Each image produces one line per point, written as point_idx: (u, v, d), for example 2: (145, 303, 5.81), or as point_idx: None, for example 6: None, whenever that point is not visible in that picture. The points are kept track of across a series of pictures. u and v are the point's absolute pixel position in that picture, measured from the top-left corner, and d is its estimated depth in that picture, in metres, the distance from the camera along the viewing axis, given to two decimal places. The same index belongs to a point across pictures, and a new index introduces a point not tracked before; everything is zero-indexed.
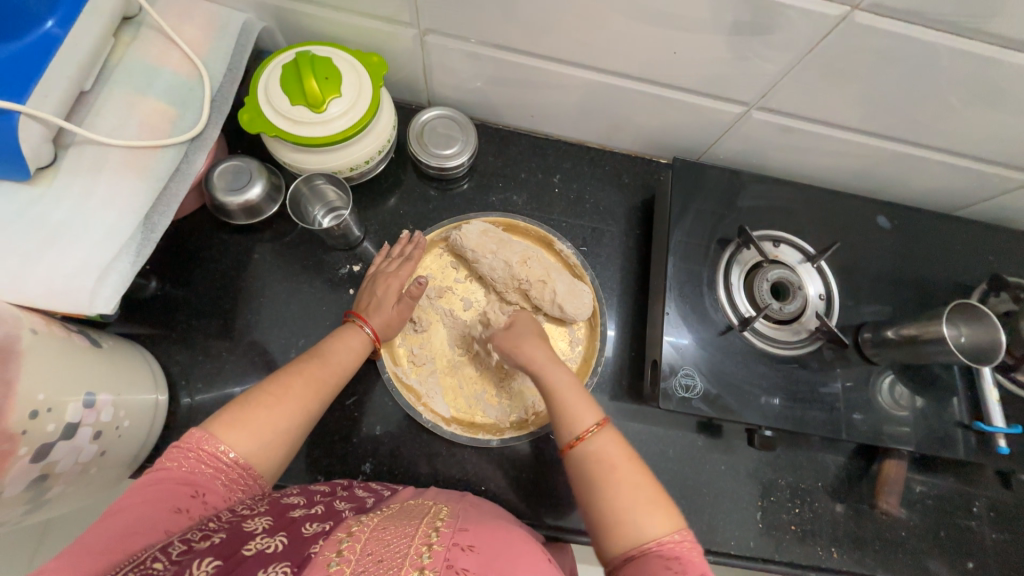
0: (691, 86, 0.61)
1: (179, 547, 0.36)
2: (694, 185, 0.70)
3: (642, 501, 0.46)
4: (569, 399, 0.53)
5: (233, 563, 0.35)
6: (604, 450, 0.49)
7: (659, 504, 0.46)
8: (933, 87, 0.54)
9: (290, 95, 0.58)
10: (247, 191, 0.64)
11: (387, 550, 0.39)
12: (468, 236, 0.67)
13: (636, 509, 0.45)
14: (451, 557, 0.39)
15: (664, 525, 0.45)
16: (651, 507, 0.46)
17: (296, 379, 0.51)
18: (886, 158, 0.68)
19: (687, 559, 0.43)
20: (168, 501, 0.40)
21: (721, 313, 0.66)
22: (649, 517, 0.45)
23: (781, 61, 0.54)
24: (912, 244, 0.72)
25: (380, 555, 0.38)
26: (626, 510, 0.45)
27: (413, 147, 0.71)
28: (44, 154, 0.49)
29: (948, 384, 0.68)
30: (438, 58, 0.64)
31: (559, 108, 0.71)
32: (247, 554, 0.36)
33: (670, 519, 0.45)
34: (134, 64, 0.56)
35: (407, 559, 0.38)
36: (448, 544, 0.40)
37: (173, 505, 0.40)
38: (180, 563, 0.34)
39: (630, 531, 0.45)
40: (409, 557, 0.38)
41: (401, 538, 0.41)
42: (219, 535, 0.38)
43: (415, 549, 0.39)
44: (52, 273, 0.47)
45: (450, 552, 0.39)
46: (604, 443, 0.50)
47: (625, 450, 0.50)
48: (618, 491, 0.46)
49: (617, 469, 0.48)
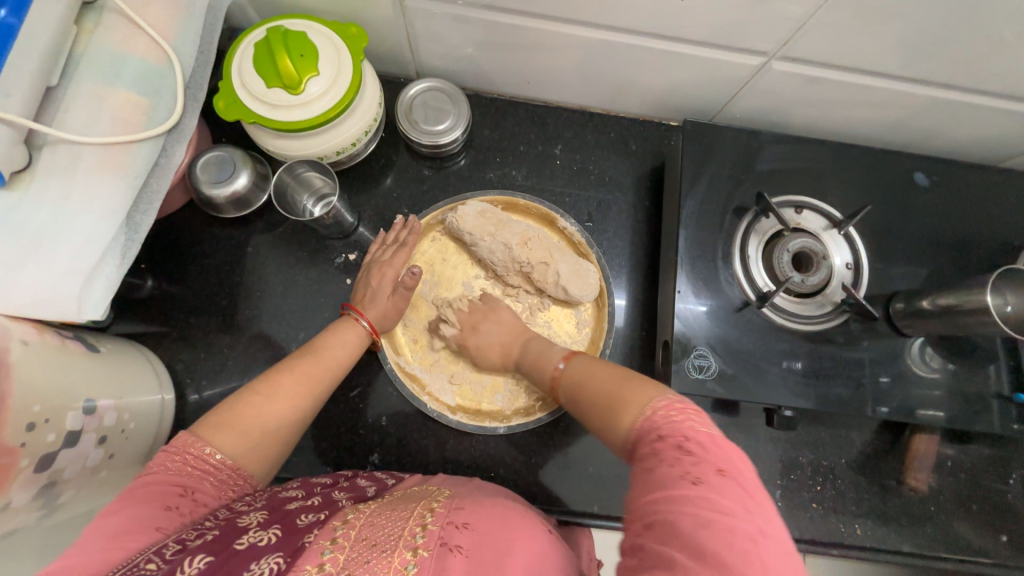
0: (703, 36, 0.55)
1: (174, 546, 0.36)
2: (707, 148, 0.64)
3: (606, 406, 0.44)
4: (541, 352, 0.58)
5: (225, 557, 0.35)
6: (574, 374, 0.51)
7: (621, 397, 0.43)
8: (986, 20, 0.47)
9: (265, 77, 0.54)
10: (234, 181, 0.62)
11: (381, 535, 0.39)
12: (464, 219, 0.63)
13: (604, 416, 0.44)
14: (444, 536, 0.39)
15: (632, 410, 0.41)
16: (619, 399, 0.43)
17: (287, 375, 0.50)
18: (926, 106, 0.60)
19: (661, 436, 0.38)
20: (157, 500, 0.39)
21: (737, 288, 0.62)
22: (615, 416, 0.42)
23: (805, 1, 0.47)
24: (953, 200, 0.65)
25: (374, 539, 0.39)
26: (600, 413, 0.45)
27: (402, 125, 0.66)
28: (17, 158, 0.47)
29: (989, 353, 0.62)
30: (422, 24, 0.59)
31: (557, 72, 0.66)
32: (239, 548, 0.36)
33: (633, 398, 0.42)
34: (99, 53, 0.53)
35: (399, 542, 0.39)
36: (443, 523, 0.41)
37: (163, 504, 0.39)
38: (175, 562, 0.34)
39: (610, 435, 0.43)
40: (402, 539, 0.39)
41: (396, 522, 0.41)
42: (214, 531, 0.38)
43: (408, 531, 0.40)
44: (38, 277, 0.46)
45: (445, 530, 0.40)
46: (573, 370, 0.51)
47: (598, 366, 0.49)
48: (591, 408, 0.46)
49: (585, 389, 0.48)
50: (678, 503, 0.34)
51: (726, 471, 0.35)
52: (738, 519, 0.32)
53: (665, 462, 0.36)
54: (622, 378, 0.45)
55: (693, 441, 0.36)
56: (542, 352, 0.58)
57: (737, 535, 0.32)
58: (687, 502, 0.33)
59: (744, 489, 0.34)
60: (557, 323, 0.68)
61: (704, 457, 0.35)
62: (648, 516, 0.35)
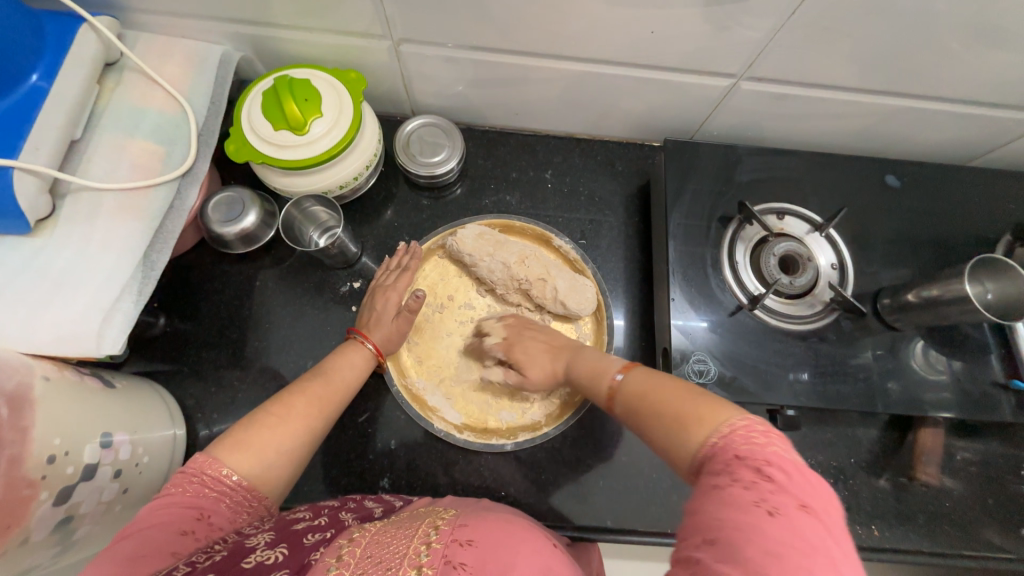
0: (676, 63, 0.60)
1: (184, 568, 0.37)
2: (688, 164, 0.68)
3: (675, 418, 0.40)
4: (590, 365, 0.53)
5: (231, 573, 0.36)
6: (634, 388, 0.46)
7: (692, 410, 0.40)
8: (930, 35, 0.51)
9: (272, 121, 0.58)
10: (242, 220, 0.65)
11: (386, 552, 0.40)
12: (464, 241, 0.66)
13: (670, 430, 0.40)
14: (448, 553, 0.40)
15: (703, 427, 0.38)
16: (689, 418, 0.39)
17: (299, 398, 0.51)
18: (889, 114, 0.65)
19: (739, 458, 0.34)
20: (175, 523, 0.41)
21: (728, 294, 0.64)
22: (684, 430, 0.39)
23: (763, 28, 0.52)
24: (926, 201, 0.69)
25: (380, 557, 0.39)
26: (665, 433, 0.41)
27: (400, 158, 0.70)
28: (42, 206, 0.50)
29: (980, 344, 0.64)
30: (416, 67, 0.64)
31: (544, 103, 0.70)
32: (246, 566, 0.37)
33: (704, 418, 0.39)
34: (120, 108, 0.58)
35: (405, 560, 0.39)
36: (447, 541, 0.41)
37: (179, 527, 0.41)
38: None
39: (677, 450, 0.39)
40: (407, 557, 0.39)
41: (401, 540, 0.42)
42: (223, 553, 0.39)
43: (414, 549, 0.40)
44: (58, 320, 0.48)
45: (449, 547, 0.40)
46: (633, 381, 0.47)
47: (660, 378, 0.46)
48: (655, 420, 0.42)
49: (647, 399, 0.44)
50: (751, 529, 0.31)
51: (809, 509, 0.32)
52: (816, 555, 0.30)
53: (740, 485, 0.33)
54: (691, 394, 0.42)
55: (773, 467, 0.33)
56: (597, 360, 0.53)
57: (811, 570, 0.29)
58: (758, 530, 0.30)
59: (825, 531, 0.31)
60: None
61: (785, 487, 0.32)
62: (710, 534, 0.32)
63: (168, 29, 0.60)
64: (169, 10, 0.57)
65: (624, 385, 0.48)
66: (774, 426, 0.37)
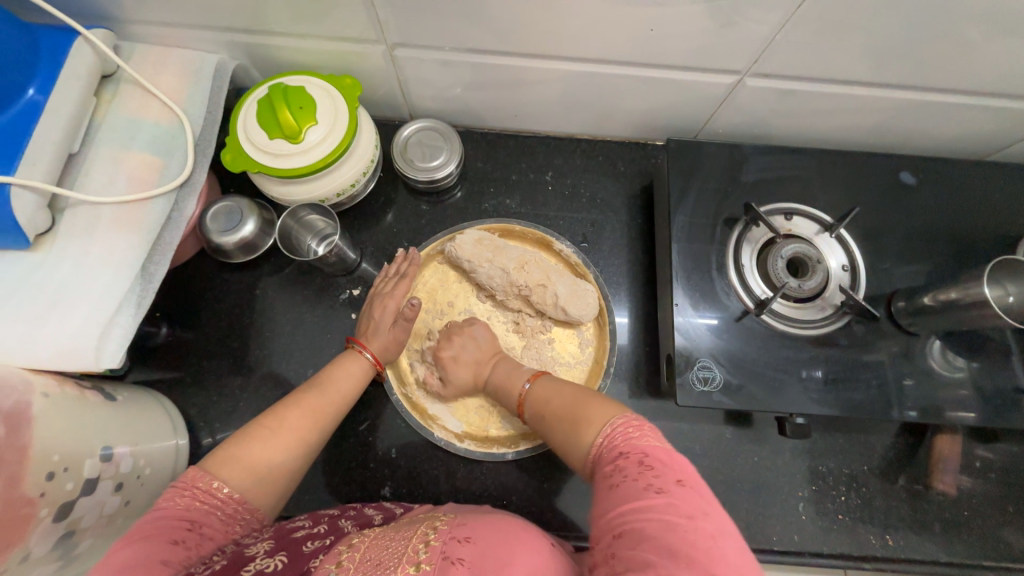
0: (677, 61, 0.58)
1: None
2: (692, 164, 0.66)
3: (572, 424, 0.49)
4: (506, 373, 0.60)
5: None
6: (540, 397, 0.55)
7: (584, 415, 0.48)
8: (946, 26, 0.49)
9: (267, 129, 0.58)
10: (240, 229, 0.64)
11: (385, 553, 0.40)
12: (462, 247, 0.65)
13: (571, 434, 0.48)
14: (447, 550, 0.39)
15: (593, 427, 0.47)
16: (581, 421, 0.48)
17: (291, 410, 0.51)
18: (903, 108, 0.62)
19: (624, 454, 0.42)
20: (164, 534, 0.39)
21: (734, 297, 0.62)
22: (581, 434, 0.47)
23: (768, 23, 0.50)
24: (943, 197, 0.66)
25: (379, 558, 0.39)
26: (567, 437, 0.49)
27: (398, 163, 0.70)
28: (40, 221, 0.51)
29: (1001, 347, 0.61)
30: (412, 71, 0.63)
31: (543, 104, 0.69)
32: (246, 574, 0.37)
33: (593, 420, 0.47)
34: (117, 120, 0.58)
35: (404, 558, 0.39)
36: (445, 538, 0.41)
37: (169, 537, 0.39)
38: None
39: (575, 450, 0.48)
40: (405, 556, 0.39)
41: (399, 541, 0.41)
42: (223, 561, 0.39)
43: (412, 548, 0.40)
44: (57, 334, 0.49)
45: (447, 544, 0.40)
46: (539, 389, 0.55)
47: (558, 386, 0.54)
48: (558, 426, 0.51)
49: (551, 407, 0.53)
50: (645, 511, 0.38)
51: (684, 482, 0.39)
52: (698, 520, 0.37)
53: (627, 477, 0.41)
54: (580, 399, 0.51)
55: (651, 455, 0.41)
56: (511, 369, 0.60)
57: (699, 533, 0.36)
58: (650, 510, 0.38)
59: (700, 494, 0.39)
60: (560, 345, 0.68)
61: (663, 470, 0.40)
62: (617, 527, 0.39)
63: (162, 39, 0.60)
64: (163, 20, 0.57)
65: (531, 392, 0.56)
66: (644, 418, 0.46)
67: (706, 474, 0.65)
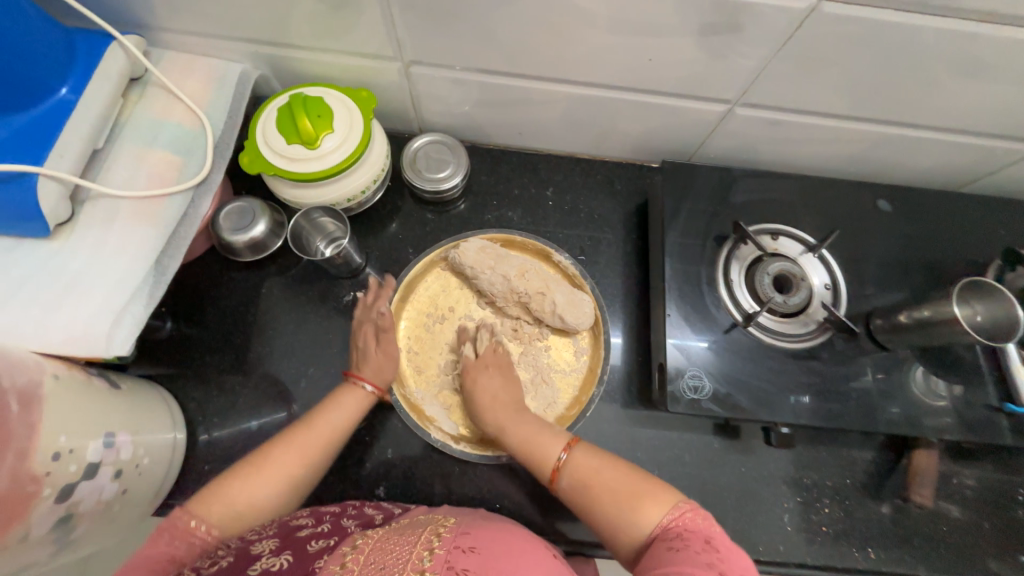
0: (673, 89, 0.62)
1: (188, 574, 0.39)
2: (685, 184, 0.70)
3: (628, 499, 0.48)
4: (534, 441, 0.57)
5: None
6: (578, 466, 0.53)
7: (646, 493, 0.48)
8: (913, 68, 0.54)
9: (285, 135, 0.61)
10: (252, 229, 0.67)
11: (390, 558, 0.40)
12: (466, 253, 0.68)
13: (627, 508, 0.48)
14: (451, 560, 0.40)
15: (658, 510, 0.47)
16: (640, 500, 0.48)
17: (282, 446, 0.54)
18: (877, 141, 0.67)
19: (689, 533, 0.44)
20: (157, 564, 0.43)
21: (724, 311, 0.65)
22: (640, 510, 0.47)
23: (756, 57, 0.55)
24: (916, 225, 0.70)
25: (383, 562, 0.40)
26: (618, 512, 0.48)
27: (406, 173, 0.73)
28: (62, 211, 0.53)
29: (973, 366, 0.65)
30: (424, 87, 0.67)
31: (546, 124, 0.73)
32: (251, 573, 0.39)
33: (655, 501, 0.47)
34: (142, 120, 0.60)
35: (408, 564, 0.39)
36: (450, 547, 0.42)
37: (160, 568, 0.43)
38: None
39: (631, 529, 0.47)
40: (410, 562, 0.40)
41: (404, 546, 0.42)
42: (227, 559, 0.41)
43: (417, 554, 0.41)
44: (72, 319, 0.50)
45: (451, 554, 0.41)
46: (578, 460, 0.53)
47: (597, 459, 0.53)
48: (603, 501, 0.49)
49: (593, 483, 0.51)
50: None
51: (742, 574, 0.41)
52: None
53: (691, 548, 0.42)
54: (632, 475, 0.50)
55: (717, 540, 0.43)
56: (535, 433, 0.57)
57: None
58: None
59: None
60: (555, 352, 0.71)
61: (726, 557, 0.41)
62: None
63: (190, 48, 0.64)
64: (193, 30, 0.60)
65: (571, 461, 0.53)
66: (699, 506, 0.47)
67: (694, 483, 0.66)
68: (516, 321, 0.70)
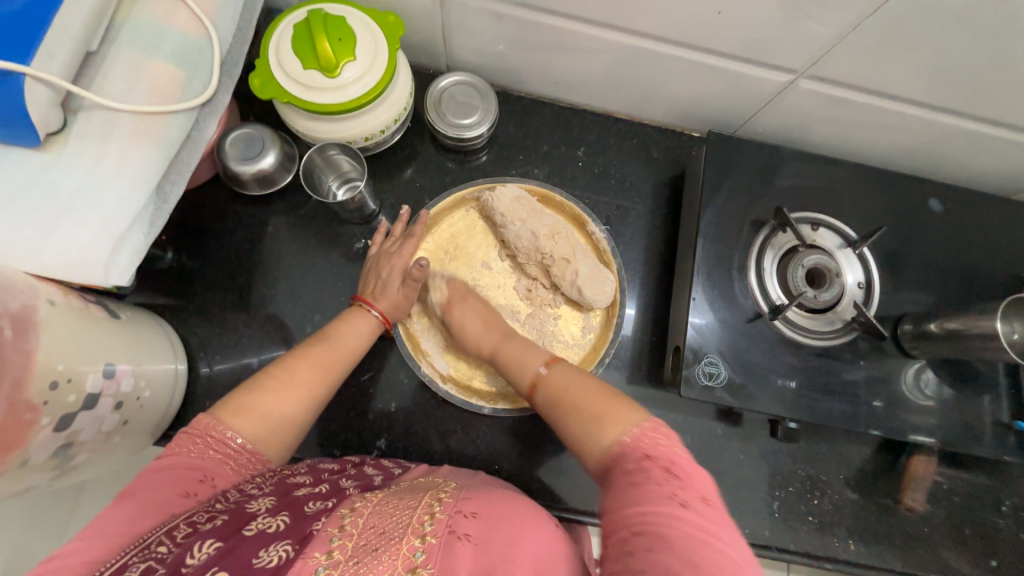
0: (735, 50, 0.56)
1: (184, 529, 0.37)
2: (729, 160, 0.65)
3: (591, 415, 0.47)
4: (516, 354, 0.58)
5: (233, 543, 0.36)
6: (555, 382, 0.52)
7: (608, 411, 0.46)
8: (1010, 55, 0.48)
9: (302, 58, 0.54)
10: (261, 159, 0.62)
11: (390, 522, 0.39)
12: (500, 200, 0.64)
13: (589, 421, 0.46)
14: (453, 524, 0.40)
15: (618, 425, 0.45)
16: (603, 415, 0.46)
17: (304, 362, 0.52)
18: (944, 134, 0.62)
19: (651, 457, 0.41)
20: (178, 485, 0.41)
21: (750, 299, 0.63)
22: (601, 425, 0.45)
23: (838, 25, 0.49)
24: (964, 229, 0.67)
25: (383, 527, 0.39)
26: (582, 425, 0.47)
27: (430, 115, 0.67)
28: (53, 119, 0.47)
29: (992, 380, 0.63)
30: (458, 18, 0.60)
31: (587, 75, 0.67)
32: (247, 534, 0.37)
33: (619, 417, 0.45)
34: (140, 23, 0.53)
35: (408, 529, 0.39)
36: (451, 512, 0.41)
37: (182, 488, 0.41)
38: (183, 546, 0.35)
39: (592, 441, 0.45)
40: (410, 526, 0.39)
41: (404, 510, 0.41)
42: (224, 516, 0.39)
43: (417, 519, 0.40)
44: (66, 242, 0.46)
45: (452, 519, 0.40)
46: (553, 374, 0.53)
47: (574, 374, 0.52)
48: (569, 413, 0.48)
49: (567, 392, 0.50)
50: (668, 518, 0.36)
51: (708, 499, 0.38)
52: (721, 538, 0.36)
53: (651, 480, 0.39)
54: (600, 390, 0.49)
55: (678, 466, 0.40)
56: (522, 349, 0.58)
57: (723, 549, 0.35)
58: (677, 520, 0.36)
59: (721, 510, 0.39)
60: (563, 322, 0.69)
61: (689, 484, 0.39)
62: (632, 527, 0.37)
63: None
64: None
65: (545, 376, 0.53)
66: (668, 427, 0.45)
67: None
68: (531, 282, 0.68)
